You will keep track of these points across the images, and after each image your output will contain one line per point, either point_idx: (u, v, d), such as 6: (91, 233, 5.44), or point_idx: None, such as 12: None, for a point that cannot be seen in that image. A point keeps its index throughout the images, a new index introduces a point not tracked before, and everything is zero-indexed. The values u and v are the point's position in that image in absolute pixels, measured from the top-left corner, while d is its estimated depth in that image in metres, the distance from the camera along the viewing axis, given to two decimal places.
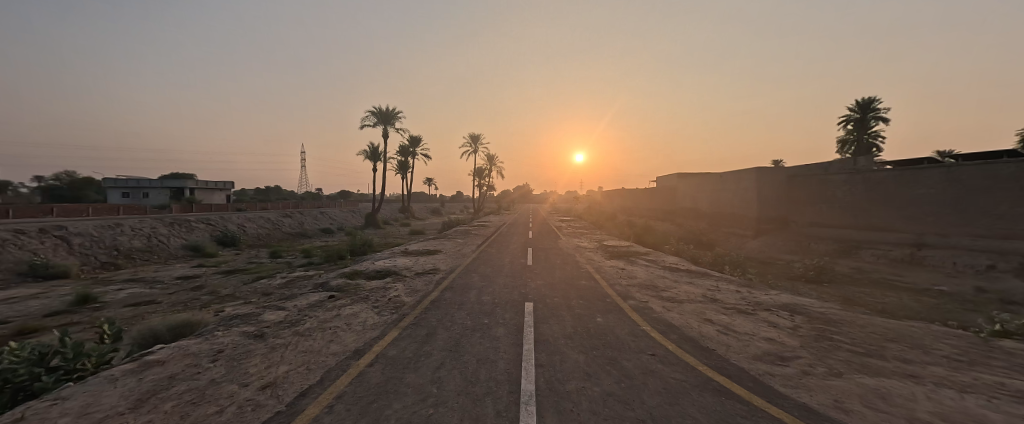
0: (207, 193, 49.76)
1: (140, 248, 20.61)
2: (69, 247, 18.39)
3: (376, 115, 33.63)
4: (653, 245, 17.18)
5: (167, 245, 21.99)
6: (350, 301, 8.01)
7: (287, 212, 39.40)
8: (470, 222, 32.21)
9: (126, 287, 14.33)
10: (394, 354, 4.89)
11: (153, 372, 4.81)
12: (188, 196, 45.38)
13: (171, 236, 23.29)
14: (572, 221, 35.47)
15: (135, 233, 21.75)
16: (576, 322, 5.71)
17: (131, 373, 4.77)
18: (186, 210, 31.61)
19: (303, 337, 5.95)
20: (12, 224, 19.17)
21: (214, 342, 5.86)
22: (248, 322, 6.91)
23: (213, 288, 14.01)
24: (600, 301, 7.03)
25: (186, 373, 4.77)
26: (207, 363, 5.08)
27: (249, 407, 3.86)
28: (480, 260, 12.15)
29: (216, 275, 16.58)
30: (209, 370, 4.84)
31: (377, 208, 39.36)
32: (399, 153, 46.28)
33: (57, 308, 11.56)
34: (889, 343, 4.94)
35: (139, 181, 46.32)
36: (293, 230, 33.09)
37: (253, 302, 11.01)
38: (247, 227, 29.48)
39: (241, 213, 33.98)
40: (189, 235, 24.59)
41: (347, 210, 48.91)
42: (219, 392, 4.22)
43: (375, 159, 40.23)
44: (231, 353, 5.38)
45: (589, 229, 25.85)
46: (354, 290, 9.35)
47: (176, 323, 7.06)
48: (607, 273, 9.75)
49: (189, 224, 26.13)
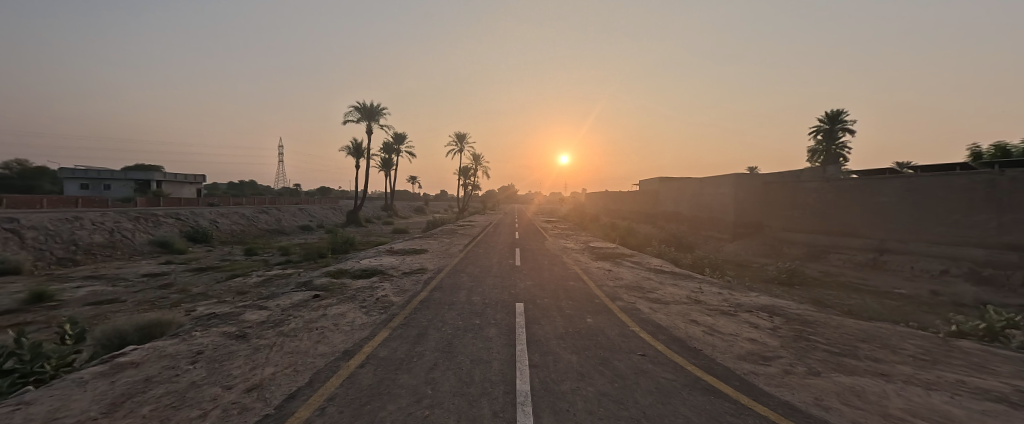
0: (176, 186, 48.03)
1: (102, 243, 19.77)
2: (22, 241, 17.49)
3: (360, 110, 33.19)
4: (636, 247, 17.52)
5: (131, 240, 21.17)
6: (336, 301, 7.92)
7: (263, 208, 38.40)
8: (454, 222, 31.97)
9: (88, 285, 13.73)
10: (385, 354, 4.88)
11: (126, 374, 4.66)
12: (155, 189, 43.65)
13: (137, 232, 22.39)
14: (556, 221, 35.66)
15: (95, 228, 20.83)
16: (567, 323, 5.80)
17: (104, 375, 4.63)
18: (153, 204, 30.44)
19: (288, 338, 5.86)
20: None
21: (193, 343, 5.72)
22: (228, 321, 6.77)
23: (184, 286, 13.55)
24: (589, 301, 7.16)
25: (163, 376, 4.64)
26: (186, 365, 4.95)
27: (234, 411, 3.80)
28: (468, 259, 12.18)
29: (187, 273, 16.06)
30: (188, 372, 4.72)
31: (359, 206, 38.84)
32: (382, 150, 45.63)
33: (11, 306, 10.97)
34: (861, 343, 5.21)
35: (102, 172, 44.23)
36: (270, 227, 32.27)
37: (227, 302, 10.69)
38: (220, 223, 28.60)
39: (214, 208, 32.99)
40: (156, 230, 23.70)
41: (329, 207, 48.16)
42: (202, 395, 4.14)
43: (358, 156, 39.60)
44: (211, 354, 5.27)
45: (572, 231, 26.04)
46: (340, 290, 9.23)
47: (147, 322, 6.83)
48: (595, 274, 9.88)
49: (157, 219, 25.20)
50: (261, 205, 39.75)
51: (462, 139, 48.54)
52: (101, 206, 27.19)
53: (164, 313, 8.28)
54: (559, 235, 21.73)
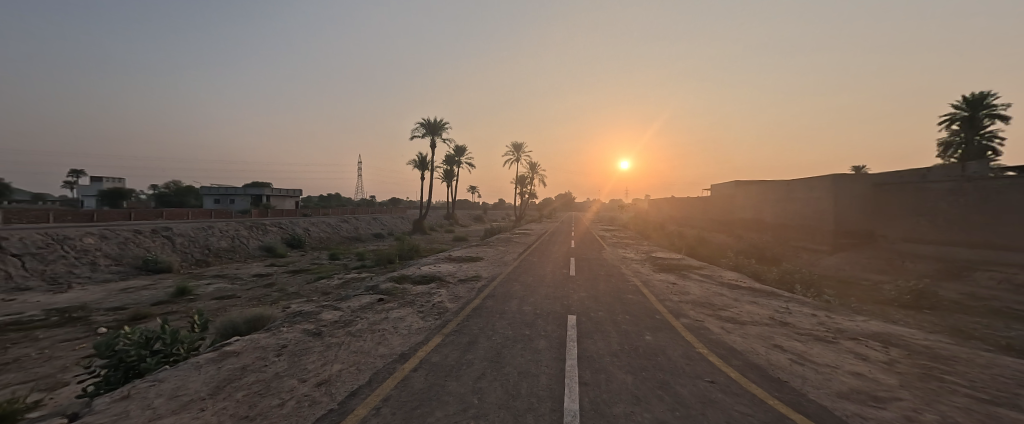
0: (282, 200, 54.08)
1: (226, 248, 22.72)
2: (173, 245, 20.82)
3: (424, 126, 34.95)
4: (708, 259, 16.17)
5: (247, 246, 24.17)
6: (398, 305, 8.24)
7: (343, 217, 41.89)
8: (511, 230, 32.21)
9: (214, 281, 16.03)
10: (437, 360, 4.90)
11: (230, 362, 5.18)
12: (265, 202, 49.81)
13: (250, 238, 25.52)
14: (619, 230, 34.41)
15: (222, 235, 24.16)
16: (623, 339, 5.41)
17: (214, 360, 5.21)
18: (265, 215, 34.69)
19: (355, 338, 6.17)
20: (126, 226, 22.33)
21: (280, 337, 6.23)
22: (309, 319, 7.31)
23: (282, 285, 15.15)
24: (650, 318, 6.64)
25: (256, 365, 5.08)
26: (273, 356, 5.39)
27: (305, 403, 4.00)
28: (521, 268, 12.06)
29: (284, 274, 17.92)
30: (274, 364, 5.12)
31: (423, 214, 40.62)
32: (444, 162, 47.49)
33: (162, 298, 13.11)
34: (1022, 391, 4.19)
35: (227, 187, 51.69)
36: (350, 234, 35.08)
37: (314, 301, 11.71)
38: (312, 231, 31.75)
39: (307, 218, 36.78)
40: (264, 236, 26.88)
41: (397, 216, 51.18)
42: (282, 385, 4.44)
43: (423, 168, 41.64)
44: (293, 349, 5.69)
45: (637, 240, 24.94)
46: (401, 294, 9.64)
47: (255, 316, 7.68)
48: (657, 288, 9.21)
49: (265, 227, 28.61)
50: (341, 214, 43.45)
51: (521, 150, 48.95)
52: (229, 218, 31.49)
53: (264, 308, 9.28)
54: (623, 244, 20.86)
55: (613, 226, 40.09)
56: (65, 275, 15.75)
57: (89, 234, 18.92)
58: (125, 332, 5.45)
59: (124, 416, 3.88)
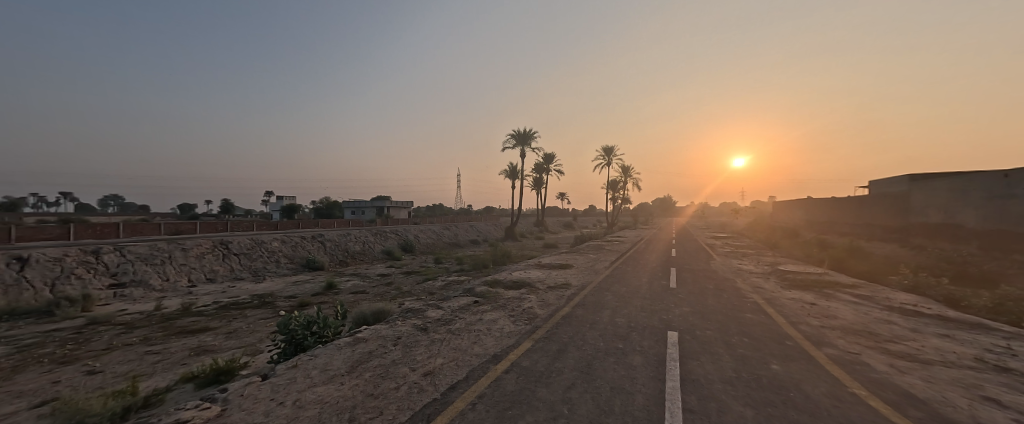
0: (399, 210, 60.72)
1: (359, 251, 27.85)
2: (325, 247, 26.48)
3: (514, 137, 35.98)
4: (862, 275, 13.37)
5: (373, 249, 28.79)
6: (490, 308, 8.44)
7: (445, 225, 45.11)
8: (603, 237, 31.19)
9: (351, 278, 19.47)
10: (527, 364, 4.82)
11: (361, 346, 6.42)
12: (387, 213, 56.46)
13: (375, 242, 30.07)
14: (731, 238, 30.86)
15: (358, 240, 29.31)
16: (739, 366, 4.67)
17: (350, 344, 6.56)
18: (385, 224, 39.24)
19: (455, 335, 6.53)
20: (296, 233, 28.93)
21: (396, 328, 7.16)
22: (417, 315, 8.05)
23: (397, 284, 17.07)
24: (776, 343, 5.66)
25: (379, 351, 6.14)
26: (391, 345, 6.31)
27: (415, 390, 4.64)
28: (614, 277, 11.46)
29: (400, 274, 20.17)
30: (391, 351, 6.04)
31: (515, 221, 41.55)
32: (534, 170, 48.20)
33: (318, 290, 16.88)
34: None
35: (359, 201, 60.09)
36: (451, 240, 37.58)
37: (421, 299, 12.95)
38: (420, 236, 35.00)
39: (416, 226, 40.59)
40: (384, 242, 30.82)
41: (492, 223, 53.38)
42: (396, 372, 5.27)
43: (514, 177, 42.77)
44: (406, 340, 6.51)
45: (756, 249, 22.01)
46: (494, 298, 9.89)
47: (380, 309, 9.41)
48: (787, 309, 7.86)
49: (386, 233, 32.72)
50: (443, 222, 46.93)
51: (612, 154, 47.24)
52: (359, 225, 36.46)
53: (385, 303, 11.31)
54: (738, 254, 18.58)
55: (725, 234, 36.05)
56: (262, 270, 21.80)
57: (276, 239, 25.39)
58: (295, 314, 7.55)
59: (292, 381, 5.22)
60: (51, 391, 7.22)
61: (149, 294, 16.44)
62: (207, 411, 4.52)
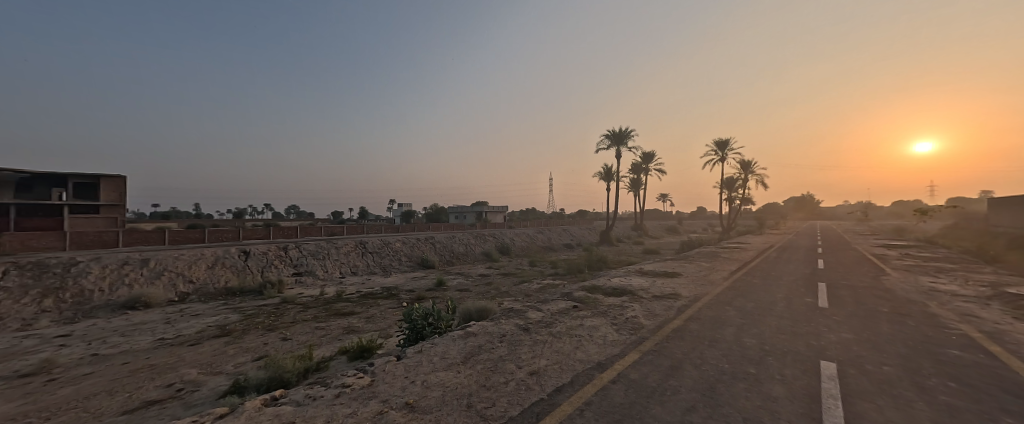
0: (495, 215, 63.44)
1: (461, 252, 29.79)
2: (435, 247, 29.04)
3: (609, 137, 34.88)
4: None
5: (474, 251, 30.53)
6: (591, 314, 8.28)
7: (539, 229, 45.65)
8: (714, 243, 28.28)
9: (457, 277, 21.05)
10: (637, 377, 4.58)
11: (472, 339, 7.44)
12: (485, 217, 59.51)
13: (475, 244, 31.87)
14: (888, 245, 25.27)
15: (461, 242, 31.38)
16: (931, 417, 3.74)
17: (462, 336, 7.70)
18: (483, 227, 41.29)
19: (556, 338, 6.80)
20: (413, 235, 32.37)
21: (501, 327, 8.09)
22: (519, 316, 8.75)
23: (496, 284, 17.95)
24: (995, 392, 4.37)
25: (488, 346, 7.04)
26: (498, 341, 7.20)
27: (523, 387, 5.01)
28: (733, 290, 10.24)
29: (498, 275, 21.07)
30: (498, 347, 6.89)
31: (611, 225, 40.13)
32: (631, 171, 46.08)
33: (430, 286, 18.64)
34: None
35: (462, 206, 64.33)
36: (545, 244, 37.83)
37: (519, 301, 13.41)
38: (515, 240, 35.99)
39: (511, 229, 41.84)
40: (483, 244, 32.41)
41: (587, 228, 52.34)
42: (505, 368, 5.80)
43: (609, 179, 41.48)
44: (510, 338, 7.32)
45: (948, 263, 17.16)
46: (594, 304, 9.67)
47: (484, 307, 10.51)
48: (1006, 345, 6.05)
49: (484, 236, 34.41)
50: (537, 226, 47.55)
51: (723, 147, 42.76)
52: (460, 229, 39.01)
53: (487, 303, 12.18)
54: (917, 269, 14.80)
55: (900, 241, 28.69)
56: (389, 267, 24.96)
57: (398, 239, 28.89)
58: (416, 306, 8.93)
59: (419, 364, 6.47)
60: (264, 349, 9.76)
61: (318, 282, 20.49)
62: (361, 381, 5.95)
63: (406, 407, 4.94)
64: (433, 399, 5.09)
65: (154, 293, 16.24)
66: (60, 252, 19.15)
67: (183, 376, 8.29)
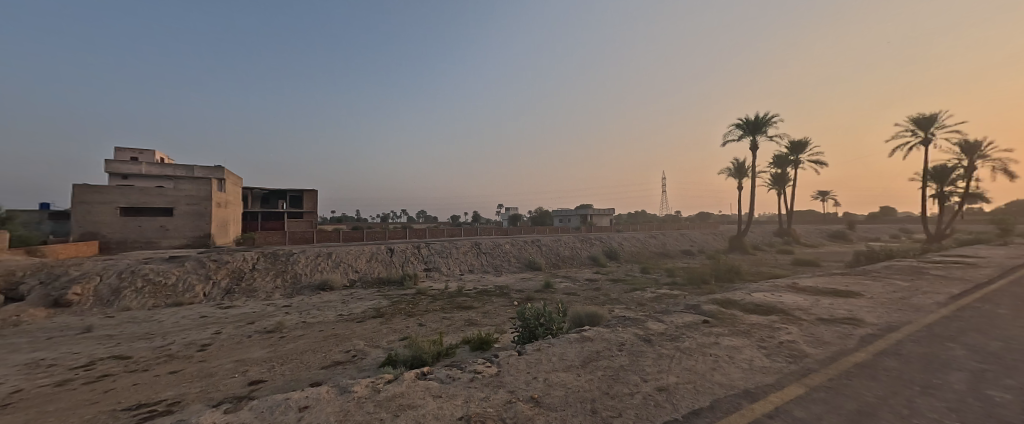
0: (600, 217, 61.49)
1: (567, 255, 29.40)
2: (541, 250, 29.22)
3: (743, 127, 30.68)
4: None
5: (580, 255, 29.86)
6: (728, 332, 7.36)
7: (651, 233, 42.62)
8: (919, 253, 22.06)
9: (563, 280, 20.69)
10: (800, 416, 4.04)
11: (589, 344, 7.07)
12: (590, 220, 58.03)
13: (581, 248, 31.15)
14: None
15: (566, 245, 31.05)
16: None
17: (578, 340, 7.39)
18: (587, 231, 40.30)
19: (685, 354, 6.21)
20: (520, 238, 33.04)
21: (619, 334, 7.54)
22: (638, 325, 8.10)
23: (606, 290, 17.15)
24: None
25: (606, 353, 6.58)
26: (617, 350, 6.68)
27: (652, 403, 4.55)
28: (945, 319, 7.87)
29: (607, 281, 20.12)
30: (618, 356, 6.39)
31: (746, 230, 35.40)
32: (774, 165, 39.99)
33: (538, 288, 18.73)
34: None
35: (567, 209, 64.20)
36: (658, 250, 35.17)
37: (633, 309, 12.53)
38: (624, 244, 34.16)
39: (619, 233, 39.92)
40: (589, 248, 31.56)
41: (710, 232, 47.07)
42: (629, 378, 5.36)
43: (740, 176, 36.69)
44: (631, 347, 6.75)
45: None
46: (730, 321, 8.46)
47: (594, 313, 9.98)
48: None
49: (591, 240, 33.45)
50: (648, 230, 44.48)
51: None
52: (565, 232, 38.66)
53: (597, 308, 11.63)
54: None
55: None
56: (500, 267, 25.90)
57: (507, 241, 29.88)
58: (527, 307, 8.95)
59: (539, 362, 6.35)
60: (406, 331, 10.96)
61: (444, 277, 22.48)
62: (489, 370, 6.09)
63: (532, 401, 4.85)
64: (557, 398, 4.90)
65: (335, 278, 19.98)
66: (279, 246, 25.20)
67: (354, 345, 9.95)
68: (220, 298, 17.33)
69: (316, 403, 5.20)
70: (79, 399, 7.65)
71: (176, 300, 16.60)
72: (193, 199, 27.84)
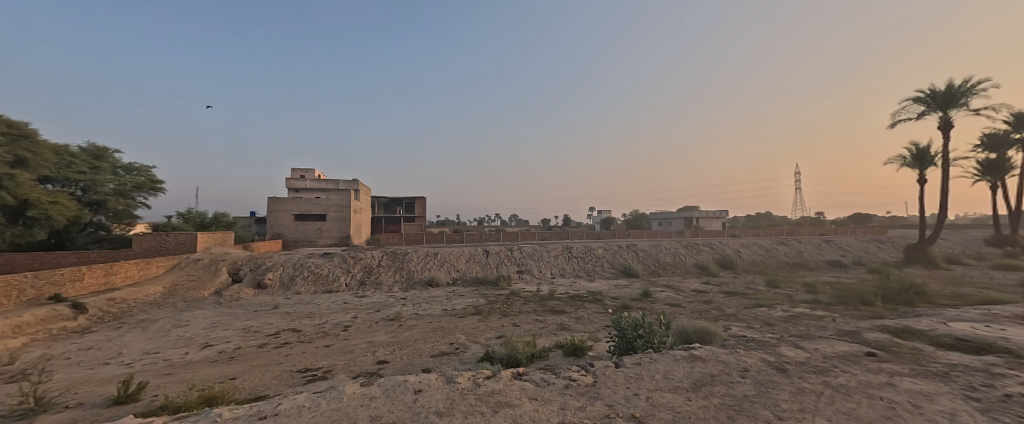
0: (709, 221, 54.92)
1: (670, 262, 26.36)
2: (639, 256, 26.72)
3: (934, 97, 23.85)
4: None
5: (685, 262, 26.54)
6: (912, 372, 5.35)
7: (780, 239, 36.19)
8: None
9: (665, 290, 18.33)
10: None
11: (699, 365, 5.67)
12: (696, 224, 52.14)
13: (687, 255, 27.71)
14: None
15: (668, 251, 27.96)
16: None
17: (687, 358, 5.96)
18: (694, 236, 35.96)
19: (843, 394, 4.62)
20: (614, 243, 30.73)
21: (739, 357, 5.92)
22: (767, 349, 6.33)
23: (719, 304, 14.57)
24: None
25: (723, 377, 5.18)
26: (738, 376, 5.20)
27: None
28: None
29: (721, 293, 17.21)
30: (740, 382, 4.98)
31: (934, 235, 27.83)
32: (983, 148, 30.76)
33: (635, 296, 16.82)
34: None
35: (668, 212, 58.93)
36: (791, 260, 29.60)
37: (756, 329, 10.20)
38: (742, 253, 29.51)
39: (735, 239, 34.79)
40: (698, 255, 27.94)
41: (870, 239, 38.09)
42: (757, 413, 4.16)
43: (922, 164, 29.09)
44: (757, 375, 5.23)
45: None
46: (908, 354, 6.15)
47: (704, 329, 8.12)
48: None
49: (698, 246, 29.65)
50: (773, 237, 37.99)
51: None
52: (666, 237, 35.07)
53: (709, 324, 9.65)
54: None
55: None
56: (593, 272, 24.23)
57: (602, 246, 27.96)
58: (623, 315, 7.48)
59: (639, 377, 5.22)
60: (503, 330, 10.36)
61: (536, 280, 21.67)
62: (585, 378, 5.25)
63: (634, 419, 4.08)
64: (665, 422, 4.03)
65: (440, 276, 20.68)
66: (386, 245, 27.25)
67: (457, 338, 9.64)
68: (357, 288, 19.08)
69: (428, 389, 5.08)
70: (271, 359, 8.60)
71: (329, 288, 18.69)
72: (340, 206, 31.69)
